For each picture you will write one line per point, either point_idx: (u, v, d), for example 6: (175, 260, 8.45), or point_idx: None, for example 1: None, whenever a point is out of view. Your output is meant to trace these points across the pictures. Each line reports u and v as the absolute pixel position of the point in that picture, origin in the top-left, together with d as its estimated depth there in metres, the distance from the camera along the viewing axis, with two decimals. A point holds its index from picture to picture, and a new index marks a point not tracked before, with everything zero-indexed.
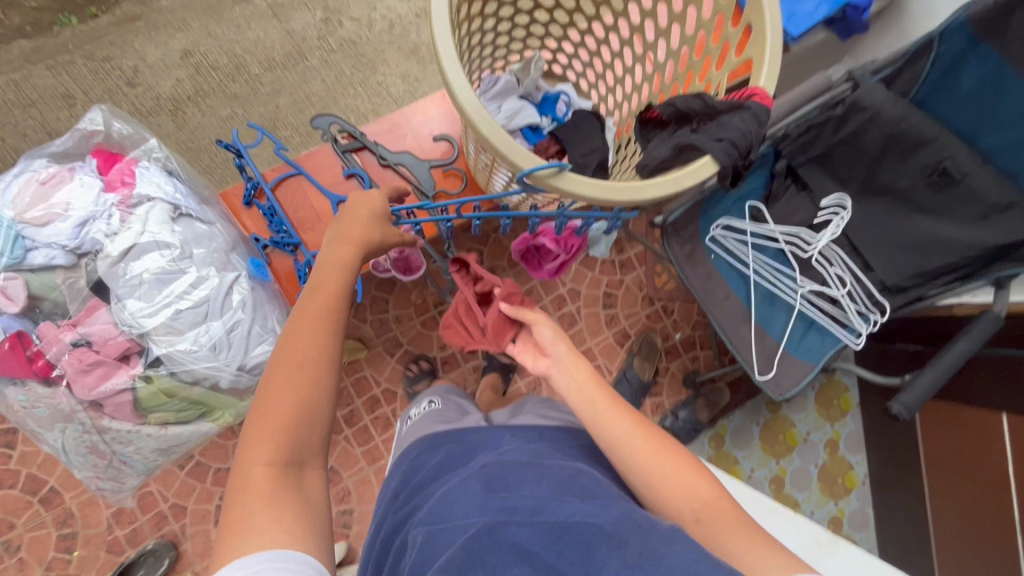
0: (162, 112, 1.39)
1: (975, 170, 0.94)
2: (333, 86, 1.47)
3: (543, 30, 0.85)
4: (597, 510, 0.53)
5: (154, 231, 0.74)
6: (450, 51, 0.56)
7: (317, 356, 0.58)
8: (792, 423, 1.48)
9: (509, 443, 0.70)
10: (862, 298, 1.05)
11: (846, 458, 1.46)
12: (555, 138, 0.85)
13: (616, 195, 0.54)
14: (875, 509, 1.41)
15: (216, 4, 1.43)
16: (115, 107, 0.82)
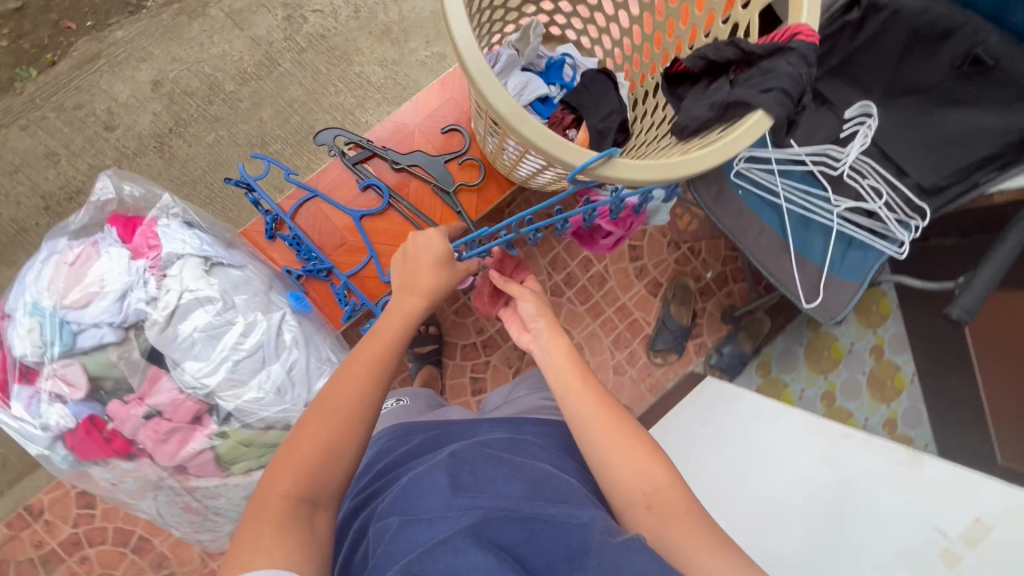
0: (148, 150, 1.34)
1: (1011, 53, 0.89)
2: (312, 87, 1.40)
3: None
4: (573, 514, 0.52)
5: (193, 289, 0.73)
6: (466, 39, 0.51)
7: (361, 400, 0.57)
8: (834, 337, 1.51)
9: (488, 433, 0.71)
10: (900, 206, 1.02)
11: (893, 360, 1.38)
12: (569, 106, 0.81)
13: (672, 171, 0.52)
14: (929, 404, 1.30)
15: (173, 25, 1.36)
16: (122, 171, 0.80)
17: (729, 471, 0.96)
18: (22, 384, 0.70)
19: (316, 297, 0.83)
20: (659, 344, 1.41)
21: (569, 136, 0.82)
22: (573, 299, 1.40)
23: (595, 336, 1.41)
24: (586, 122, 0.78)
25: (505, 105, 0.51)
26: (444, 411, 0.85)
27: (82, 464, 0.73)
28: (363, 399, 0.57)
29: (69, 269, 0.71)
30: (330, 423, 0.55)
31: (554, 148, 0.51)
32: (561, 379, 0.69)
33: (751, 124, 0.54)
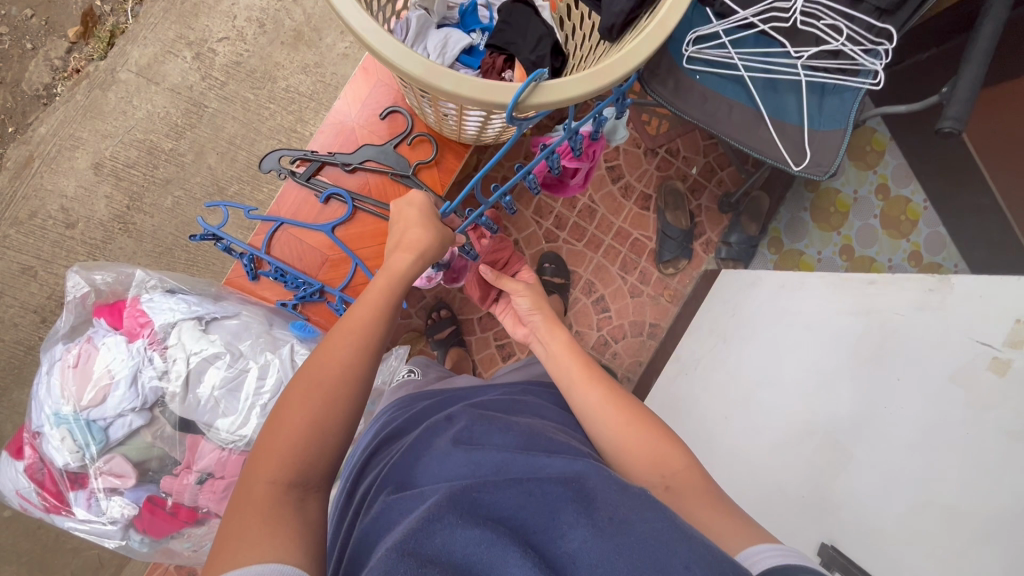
0: (115, 235, 1.32)
1: None
2: (247, 118, 1.36)
3: None
4: (584, 472, 0.54)
5: (198, 351, 0.74)
6: (357, 17, 0.48)
7: (351, 369, 0.54)
8: (837, 190, 1.43)
9: (488, 398, 0.75)
10: (863, 36, 0.97)
11: (901, 194, 1.35)
12: (496, 48, 0.78)
13: (603, 75, 0.50)
14: (949, 225, 1.28)
15: (91, 103, 1.33)
16: (87, 262, 0.80)
17: (766, 355, 0.97)
18: (76, 489, 0.72)
19: (318, 319, 0.83)
20: (666, 255, 1.39)
21: (507, 78, 0.79)
22: (569, 240, 1.38)
23: (602, 268, 1.40)
24: (519, 58, 0.75)
25: (412, 63, 0.48)
26: (449, 382, 0.89)
27: (160, 542, 0.76)
28: (348, 374, 0.54)
29: (74, 370, 0.71)
30: (322, 394, 0.52)
31: (484, 92, 0.49)
32: (568, 373, 0.73)
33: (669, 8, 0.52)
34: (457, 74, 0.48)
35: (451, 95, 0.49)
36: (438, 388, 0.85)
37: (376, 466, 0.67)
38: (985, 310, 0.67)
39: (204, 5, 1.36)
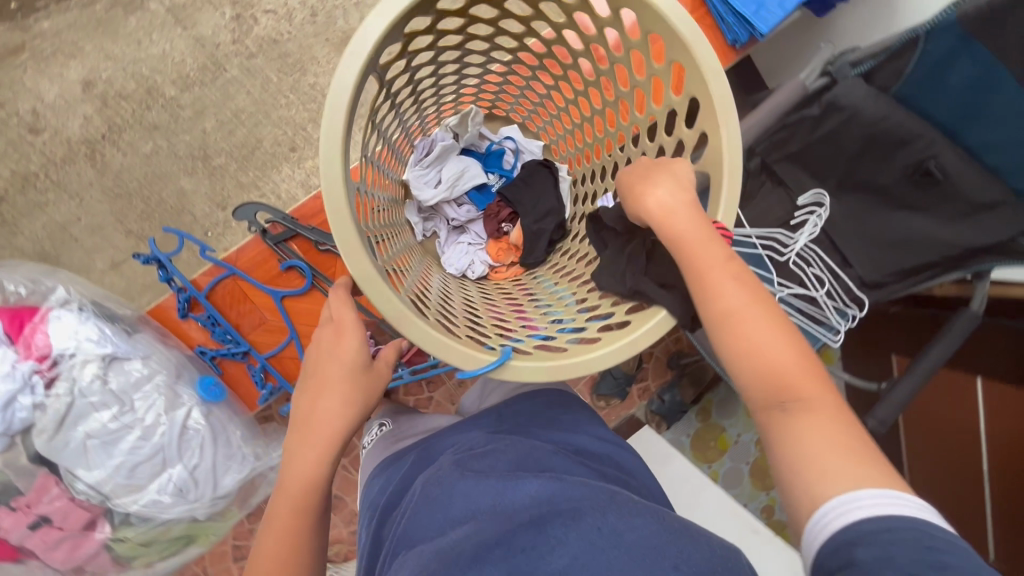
0: (78, 158, 1.24)
1: (961, 170, 0.85)
2: (261, 97, 1.31)
3: (477, 83, 0.79)
4: (566, 489, 0.56)
5: (85, 394, 0.69)
6: (342, 223, 0.49)
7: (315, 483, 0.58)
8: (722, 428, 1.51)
9: (465, 432, 0.75)
10: (840, 296, 1.00)
11: None
12: (505, 199, 0.81)
13: (562, 372, 0.55)
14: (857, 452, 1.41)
15: (107, 18, 1.25)
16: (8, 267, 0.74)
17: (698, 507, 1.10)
18: None
19: (230, 377, 0.78)
20: (602, 388, 1.43)
21: (504, 229, 0.81)
22: None
23: None
24: (521, 222, 0.78)
25: (385, 301, 0.50)
26: (419, 423, 0.88)
27: None
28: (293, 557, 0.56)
29: None
30: (287, 517, 0.57)
31: (441, 352, 0.52)
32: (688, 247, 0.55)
33: (655, 323, 0.57)
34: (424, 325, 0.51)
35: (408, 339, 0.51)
36: (414, 437, 0.83)
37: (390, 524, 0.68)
38: None
39: None
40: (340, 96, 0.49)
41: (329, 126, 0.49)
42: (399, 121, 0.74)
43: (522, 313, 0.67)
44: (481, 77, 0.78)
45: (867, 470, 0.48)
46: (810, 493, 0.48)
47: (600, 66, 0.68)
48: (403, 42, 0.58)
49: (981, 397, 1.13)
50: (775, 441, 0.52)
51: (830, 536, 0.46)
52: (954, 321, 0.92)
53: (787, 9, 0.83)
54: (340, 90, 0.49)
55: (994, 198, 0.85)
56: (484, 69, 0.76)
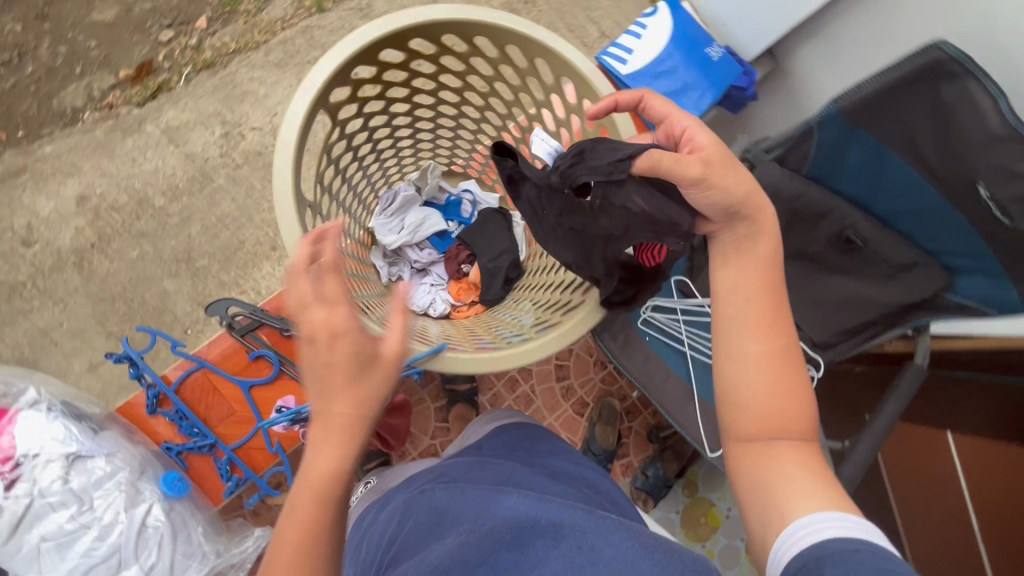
0: (66, 266, 1.31)
1: (876, 237, 0.94)
2: (245, 203, 1.42)
3: (432, 143, 0.86)
4: (544, 504, 0.61)
5: (46, 494, 0.70)
6: (293, 235, 0.56)
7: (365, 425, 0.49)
8: (711, 503, 1.46)
9: (447, 464, 0.80)
10: None
11: None
12: (463, 244, 0.87)
13: (494, 362, 0.63)
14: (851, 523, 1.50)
15: (106, 141, 1.38)
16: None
17: None
18: None
19: (197, 471, 0.80)
20: None
21: (465, 270, 0.87)
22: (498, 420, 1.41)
23: None
24: (478, 262, 0.84)
25: None
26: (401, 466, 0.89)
27: None
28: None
29: None
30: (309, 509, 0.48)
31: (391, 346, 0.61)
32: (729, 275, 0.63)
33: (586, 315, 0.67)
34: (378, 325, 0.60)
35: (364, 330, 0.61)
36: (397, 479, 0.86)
37: (377, 538, 0.71)
38: None
39: (252, 95, 1.47)
40: (288, 135, 0.56)
41: (281, 159, 0.56)
42: (358, 177, 0.79)
43: (476, 335, 0.74)
44: (434, 136, 0.85)
45: (838, 499, 0.57)
46: (780, 513, 0.57)
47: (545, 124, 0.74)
48: (351, 86, 0.64)
49: (954, 448, 1.18)
50: (760, 465, 0.61)
51: (801, 551, 0.53)
52: (902, 377, 0.97)
53: (701, 110, 0.97)
54: (287, 132, 0.57)
55: (914, 258, 0.93)
56: (436, 128, 0.83)
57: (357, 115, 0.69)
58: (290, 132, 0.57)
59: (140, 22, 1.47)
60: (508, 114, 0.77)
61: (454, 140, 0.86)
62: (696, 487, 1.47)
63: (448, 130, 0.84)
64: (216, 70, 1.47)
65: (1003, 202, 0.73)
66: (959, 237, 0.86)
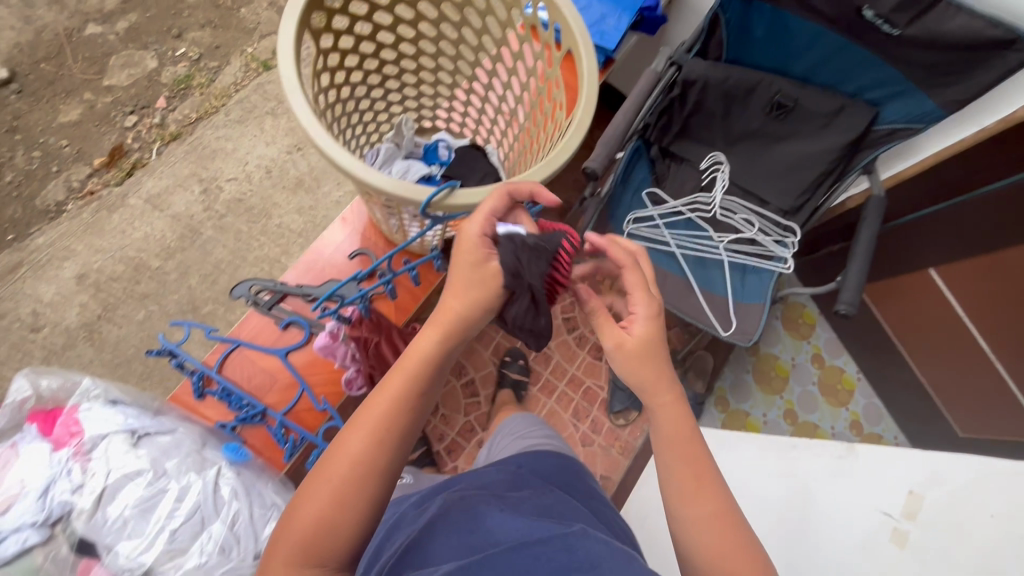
0: (77, 342, 1.36)
1: (802, 94, 1.05)
2: (236, 246, 1.49)
3: (401, 96, 0.89)
4: (583, 543, 0.55)
5: (121, 466, 0.68)
6: (311, 121, 0.59)
7: (437, 355, 0.54)
8: (746, 413, 1.56)
9: (482, 477, 0.75)
10: (772, 229, 1.17)
11: (835, 364, 1.63)
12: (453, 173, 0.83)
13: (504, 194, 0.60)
14: (880, 397, 1.58)
15: (94, 221, 1.45)
16: (38, 365, 0.75)
17: None
18: None
19: (254, 443, 0.83)
20: (617, 406, 1.44)
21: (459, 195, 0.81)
22: (524, 383, 1.45)
23: (555, 413, 1.45)
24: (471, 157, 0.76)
25: (342, 157, 0.60)
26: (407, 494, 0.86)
27: None
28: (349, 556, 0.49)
29: None
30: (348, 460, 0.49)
31: (400, 190, 0.60)
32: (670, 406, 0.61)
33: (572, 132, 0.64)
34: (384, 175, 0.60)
35: (374, 188, 0.60)
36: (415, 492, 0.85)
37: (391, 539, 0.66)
38: (883, 485, 0.74)
39: (221, 151, 1.57)
40: (284, 55, 0.60)
41: (283, 66, 0.60)
42: (344, 132, 0.82)
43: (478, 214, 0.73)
44: (401, 89, 0.88)
45: None
46: None
47: (496, 37, 0.76)
48: (323, 17, 0.68)
49: (940, 282, 1.29)
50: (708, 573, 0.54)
51: None
52: (867, 210, 1.08)
53: (622, 31, 1.09)
54: (283, 50, 0.60)
55: (840, 103, 1.04)
56: (400, 78, 0.86)
57: (335, 50, 0.73)
58: (285, 51, 0.60)
59: (104, 113, 1.54)
60: (461, 39, 0.80)
61: (420, 85, 0.89)
62: (728, 402, 1.57)
63: (412, 76, 0.87)
64: (183, 138, 1.56)
65: (886, 15, 0.88)
66: (871, 70, 0.99)
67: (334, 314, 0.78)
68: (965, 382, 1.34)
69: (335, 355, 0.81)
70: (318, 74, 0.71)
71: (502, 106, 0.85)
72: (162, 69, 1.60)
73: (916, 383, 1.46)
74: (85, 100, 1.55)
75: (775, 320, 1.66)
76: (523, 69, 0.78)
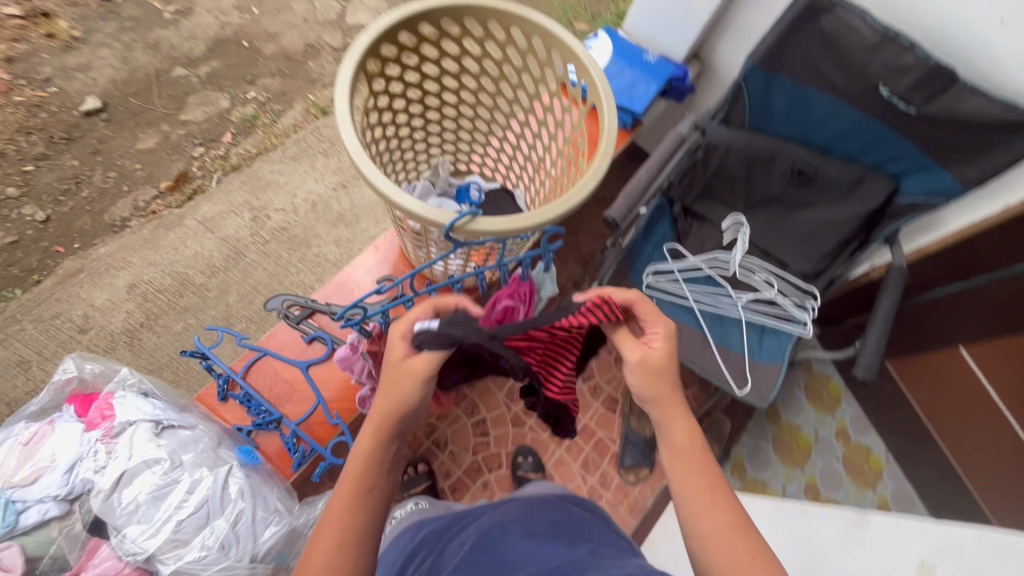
0: (118, 346, 1.45)
1: (823, 163, 1.09)
2: (275, 270, 1.58)
3: (440, 139, 0.97)
4: None
5: (142, 452, 0.72)
6: (356, 150, 0.66)
7: (375, 454, 0.61)
8: (765, 483, 1.50)
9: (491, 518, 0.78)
10: (792, 292, 1.18)
11: (863, 442, 1.56)
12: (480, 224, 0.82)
13: (521, 223, 0.65)
14: (911, 482, 1.49)
15: (151, 236, 1.58)
16: (85, 350, 0.82)
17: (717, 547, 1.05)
18: None
19: (266, 451, 0.86)
20: (628, 461, 1.42)
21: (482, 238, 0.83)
22: (535, 428, 1.44)
23: (563, 463, 1.42)
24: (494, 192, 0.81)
25: (379, 180, 0.65)
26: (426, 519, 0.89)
27: None
28: None
29: (21, 449, 0.71)
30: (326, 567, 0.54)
31: (426, 213, 0.64)
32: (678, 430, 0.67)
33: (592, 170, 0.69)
34: (413, 199, 0.65)
35: (404, 210, 0.65)
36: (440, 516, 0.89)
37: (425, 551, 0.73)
38: (896, 556, 0.72)
39: (274, 184, 1.70)
40: (339, 92, 0.67)
41: (338, 102, 0.67)
42: (385, 167, 0.90)
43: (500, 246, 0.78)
44: (441, 132, 0.96)
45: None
46: None
47: (530, 91, 0.84)
48: (378, 64, 0.76)
49: (972, 361, 1.26)
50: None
51: None
52: (888, 278, 1.08)
53: (650, 96, 1.18)
54: (340, 87, 0.67)
55: (859, 174, 1.08)
56: (441, 122, 0.94)
57: (385, 94, 0.80)
58: (342, 91, 0.67)
59: (177, 144, 1.70)
60: (498, 92, 0.88)
61: (458, 130, 0.96)
62: (745, 469, 1.52)
63: (452, 121, 0.94)
64: (242, 170, 1.71)
65: (902, 93, 0.93)
66: (890, 145, 1.02)
67: (355, 327, 0.77)
68: (1003, 474, 1.25)
69: (353, 368, 0.83)
70: (368, 112, 0.78)
71: (532, 153, 0.92)
72: (232, 109, 1.78)
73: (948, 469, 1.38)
74: (162, 131, 1.71)
75: (797, 390, 1.62)
76: (552, 122, 0.85)
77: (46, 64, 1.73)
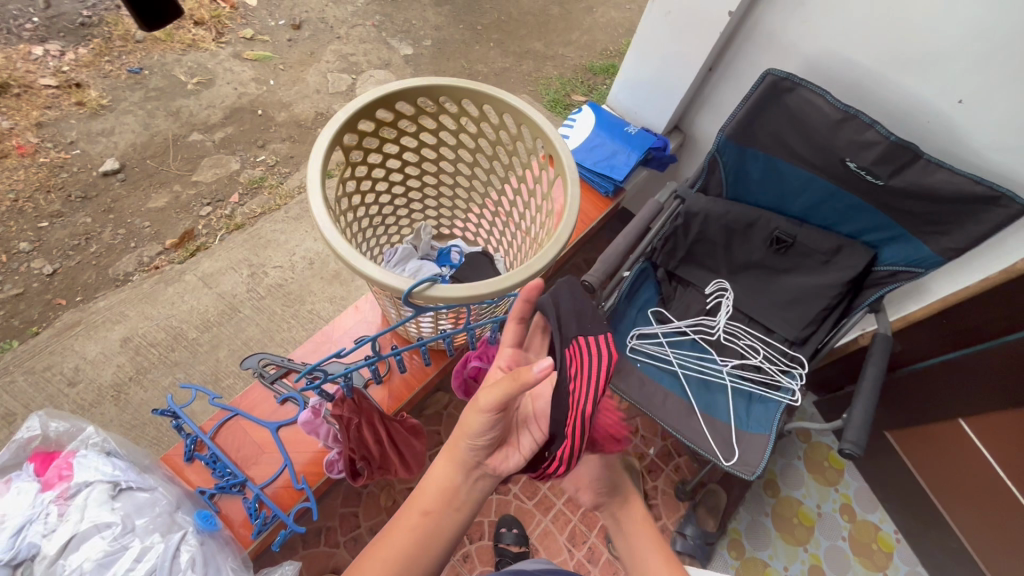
0: (105, 400, 1.46)
1: (800, 231, 1.12)
2: (268, 325, 1.61)
3: (422, 206, 1.01)
4: None
5: (94, 514, 0.71)
6: (323, 217, 0.69)
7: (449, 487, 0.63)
8: (764, 562, 1.39)
9: None
10: (778, 358, 1.17)
11: (869, 520, 1.46)
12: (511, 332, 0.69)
13: (479, 290, 0.66)
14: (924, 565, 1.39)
15: (151, 291, 1.62)
16: (54, 408, 0.84)
17: None
18: None
19: (227, 515, 0.84)
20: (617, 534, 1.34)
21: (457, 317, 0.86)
22: (520, 495, 1.39)
23: (549, 534, 1.36)
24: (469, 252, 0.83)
25: (344, 246, 0.67)
26: None
27: None
28: None
29: None
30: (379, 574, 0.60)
31: (388, 279, 0.66)
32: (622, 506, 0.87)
33: (558, 236, 0.71)
34: (372, 264, 0.66)
35: (368, 277, 0.67)
36: None
37: None
38: None
39: (274, 242, 1.75)
40: (314, 162, 0.71)
41: (311, 173, 0.71)
42: (365, 233, 0.93)
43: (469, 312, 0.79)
44: (423, 199, 1.00)
45: None
46: None
47: (504, 164, 0.89)
48: (357, 137, 0.81)
49: (974, 436, 1.21)
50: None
51: None
52: (874, 345, 1.07)
53: (630, 166, 1.23)
54: (314, 159, 0.72)
55: (837, 243, 1.09)
56: (423, 189, 0.98)
57: (364, 164, 0.85)
58: (315, 160, 0.71)
59: (186, 203, 1.78)
60: (476, 162, 0.93)
61: (439, 197, 1.01)
62: (743, 547, 1.40)
63: (434, 189, 0.99)
64: (245, 228, 1.77)
65: (868, 166, 0.95)
66: (866, 216, 1.04)
67: (317, 391, 0.79)
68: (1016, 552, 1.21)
69: (318, 432, 0.84)
70: (344, 180, 0.82)
71: (510, 219, 0.95)
72: (241, 170, 1.87)
73: (962, 553, 1.31)
74: (173, 191, 1.80)
75: (797, 461, 1.52)
76: (526, 190, 0.88)
77: (73, 129, 1.86)
